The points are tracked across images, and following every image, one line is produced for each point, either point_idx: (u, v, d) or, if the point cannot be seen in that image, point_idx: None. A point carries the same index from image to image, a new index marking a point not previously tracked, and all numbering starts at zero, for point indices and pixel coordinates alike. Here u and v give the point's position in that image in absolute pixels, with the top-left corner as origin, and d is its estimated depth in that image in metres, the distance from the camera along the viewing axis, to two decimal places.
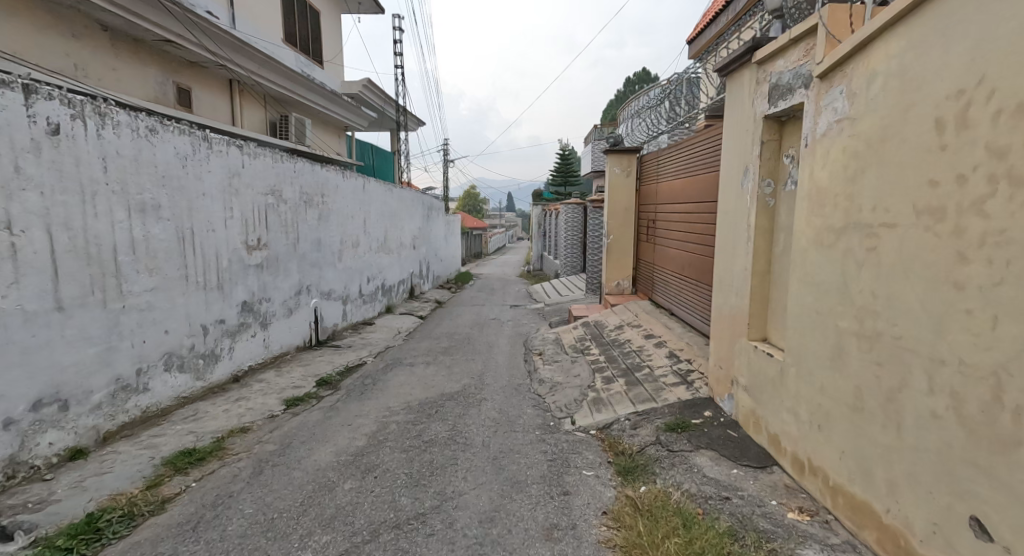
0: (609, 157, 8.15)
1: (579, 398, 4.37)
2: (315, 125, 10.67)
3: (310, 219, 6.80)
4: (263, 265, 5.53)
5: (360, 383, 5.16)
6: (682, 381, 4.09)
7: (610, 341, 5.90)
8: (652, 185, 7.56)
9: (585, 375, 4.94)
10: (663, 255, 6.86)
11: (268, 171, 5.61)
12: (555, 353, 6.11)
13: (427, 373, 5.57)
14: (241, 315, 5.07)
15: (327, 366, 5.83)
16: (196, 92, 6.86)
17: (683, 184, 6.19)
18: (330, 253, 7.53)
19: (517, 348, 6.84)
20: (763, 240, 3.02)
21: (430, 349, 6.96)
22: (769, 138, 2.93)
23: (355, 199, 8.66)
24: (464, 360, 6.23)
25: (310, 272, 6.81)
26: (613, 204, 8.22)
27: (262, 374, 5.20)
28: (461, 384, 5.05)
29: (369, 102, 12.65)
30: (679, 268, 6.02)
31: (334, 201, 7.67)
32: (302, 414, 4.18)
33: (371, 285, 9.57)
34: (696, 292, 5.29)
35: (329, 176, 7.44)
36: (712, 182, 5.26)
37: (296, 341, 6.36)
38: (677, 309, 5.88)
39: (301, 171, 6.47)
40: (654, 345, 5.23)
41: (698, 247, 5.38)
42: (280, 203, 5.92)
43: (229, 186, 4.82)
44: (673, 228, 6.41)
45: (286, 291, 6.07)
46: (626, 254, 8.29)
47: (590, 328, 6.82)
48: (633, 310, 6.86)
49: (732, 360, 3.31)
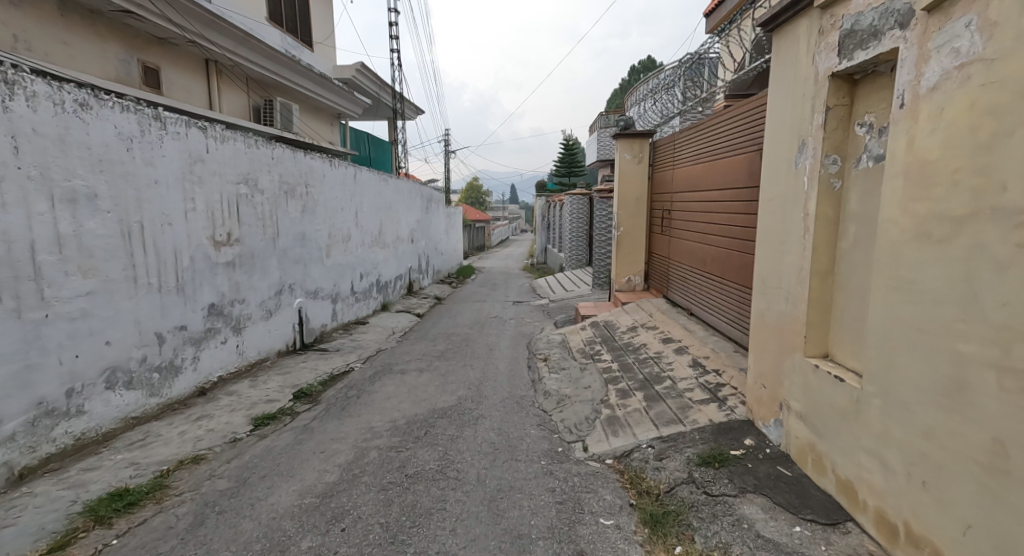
0: (619, 142, 7.49)
1: (591, 416, 3.79)
2: (304, 112, 10.06)
3: (292, 211, 6.21)
4: (236, 263, 4.96)
5: (342, 396, 4.60)
6: (713, 399, 3.50)
7: (623, 346, 5.30)
8: (667, 171, 6.91)
9: (596, 387, 4.35)
10: (679, 248, 6.24)
11: (239, 158, 5.02)
12: (561, 358, 5.52)
13: (419, 382, 5.00)
14: (208, 321, 4.51)
15: (309, 374, 5.27)
16: (167, 73, 6.27)
17: (702, 170, 5.57)
18: (316, 248, 6.95)
19: (520, 351, 6.24)
20: (824, 232, 2.41)
21: (425, 352, 6.39)
22: (837, 103, 2.30)
23: (344, 190, 8.04)
24: (461, 366, 5.64)
25: (292, 270, 6.23)
26: (623, 192, 7.58)
27: (233, 386, 4.64)
28: (456, 396, 4.48)
29: (362, 87, 12.00)
30: (699, 263, 5.42)
31: (320, 192, 7.06)
32: (270, 436, 3.61)
33: (363, 282, 8.98)
34: (721, 291, 4.70)
35: (313, 164, 6.83)
36: (737, 166, 4.63)
37: (277, 346, 5.80)
38: (698, 309, 5.29)
39: (280, 158, 5.88)
40: (674, 352, 4.63)
41: (722, 240, 4.77)
42: (256, 194, 5.33)
43: (189, 174, 4.24)
44: (692, 219, 5.79)
45: (264, 291, 5.50)
46: (638, 248, 7.66)
47: (600, 330, 6.22)
48: (648, 309, 6.26)
49: (781, 379, 2.71)
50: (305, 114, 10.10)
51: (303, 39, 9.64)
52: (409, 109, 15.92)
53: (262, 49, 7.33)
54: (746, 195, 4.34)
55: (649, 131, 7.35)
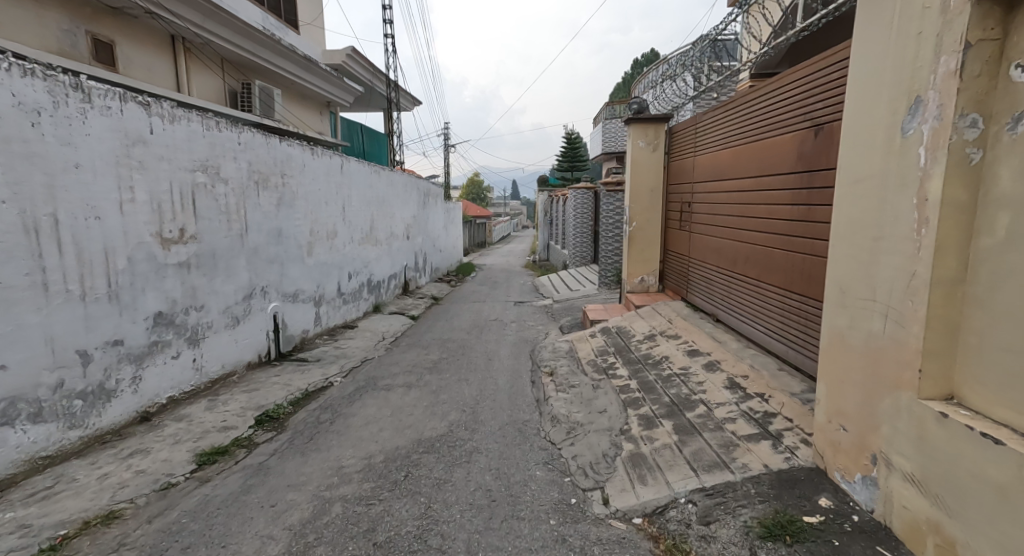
0: (631, 128, 6.75)
1: (610, 453, 3.09)
2: (289, 98, 9.35)
3: (265, 204, 5.51)
4: (193, 264, 4.27)
5: (314, 421, 3.92)
6: (764, 435, 2.80)
7: (641, 360, 4.59)
8: (686, 159, 6.18)
9: (613, 413, 3.66)
10: (701, 244, 5.54)
11: (196, 142, 4.33)
12: (570, 372, 4.83)
13: (406, 402, 4.32)
14: (155, 333, 3.82)
15: (280, 392, 4.60)
16: (123, 49, 5.59)
17: (729, 155, 4.86)
18: (295, 246, 6.25)
19: (523, 362, 5.55)
20: (955, 224, 1.71)
21: (416, 363, 5.70)
22: (982, 37, 1.60)
23: (327, 182, 7.33)
24: (455, 380, 4.96)
25: (265, 271, 5.54)
26: (636, 184, 6.85)
27: (186, 408, 3.97)
28: (447, 422, 3.80)
29: (352, 74, 11.30)
30: (727, 263, 4.74)
31: (299, 183, 6.36)
32: (215, 478, 2.94)
33: (351, 283, 8.29)
34: (761, 298, 4.02)
35: (290, 152, 6.14)
36: (773, 148, 3.92)
37: (246, 357, 5.14)
38: (729, 316, 4.62)
39: (249, 144, 5.18)
40: (705, 369, 3.93)
41: (760, 236, 4.07)
42: (217, 185, 4.64)
43: (127, 158, 3.55)
44: (716, 213, 5.11)
45: (228, 296, 4.82)
46: (652, 245, 6.95)
47: (613, 338, 5.53)
48: (667, 316, 5.56)
49: (874, 423, 2.01)
50: (290, 101, 9.38)
51: (287, 19, 8.93)
52: (405, 99, 15.17)
53: (238, 26, 6.62)
54: (792, 182, 3.61)
55: (665, 115, 6.62)
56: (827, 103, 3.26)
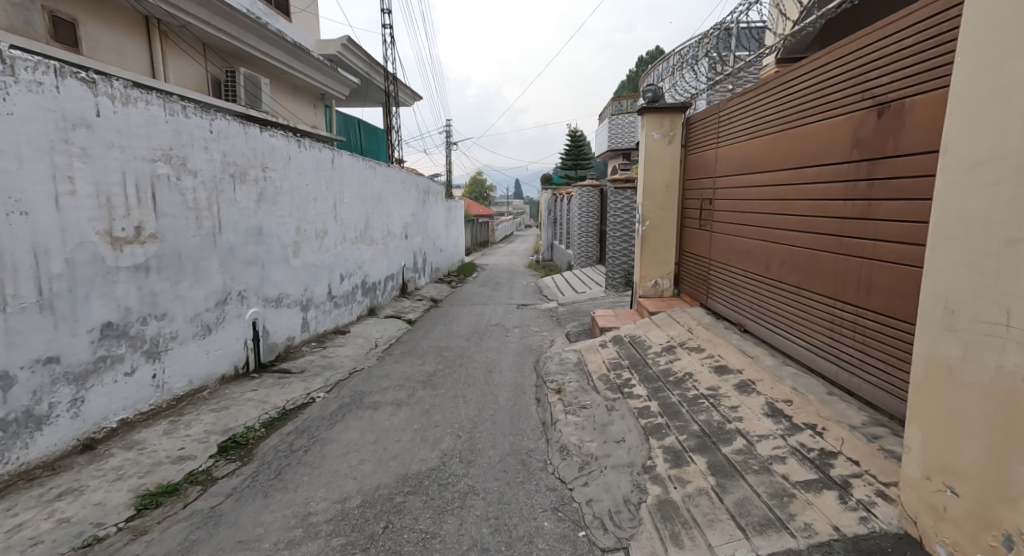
0: (645, 119, 6.22)
1: (632, 498, 2.57)
2: (280, 89, 8.86)
3: (242, 199, 5.00)
4: (152, 267, 3.76)
5: (287, 449, 3.41)
6: (825, 483, 2.26)
7: (661, 378, 4.06)
8: (706, 152, 5.66)
9: (633, 444, 3.14)
10: (725, 245, 5.02)
11: (156, 128, 3.82)
12: (579, 388, 4.30)
13: (395, 424, 3.81)
14: (102, 347, 3.31)
15: (253, 411, 4.09)
16: (89, 29, 5.11)
17: (760, 145, 4.32)
18: (278, 247, 5.74)
19: (527, 375, 5.02)
20: None
21: (408, 376, 5.17)
22: None
23: (316, 177, 6.82)
24: (452, 397, 4.44)
25: (242, 274, 5.02)
26: (651, 179, 6.32)
27: (141, 432, 3.46)
28: (440, 451, 3.28)
29: (348, 64, 10.80)
30: (758, 267, 4.22)
31: (283, 178, 5.86)
32: (155, 529, 2.44)
33: (343, 285, 7.79)
34: (802, 308, 3.50)
35: (273, 143, 5.64)
36: (818, 134, 3.39)
37: (220, 370, 4.63)
38: (762, 327, 4.10)
39: (223, 133, 4.67)
40: (738, 392, 3.40)
41: (801, 237, 3.55)
42: (184, 177, 4.13)
43: (64, 144, 3.04)
44: (742, 210, 4.62)
45: (198, 302, 4.31)
46: (667, 246, 6.43)
47: (627, 350, 5.00)
48: (686, 326, 5.03)
49: (1009, 493, 1.49)
50: (280, 92, 8.88)
51: (278, 5, 8.44)
52: (404, 93, 14.66)
53: (220, 10, 6.14)
54: (844, 172, 3.07)
55: (682, 104, 6.09)
56: (894, 76, 2.71)
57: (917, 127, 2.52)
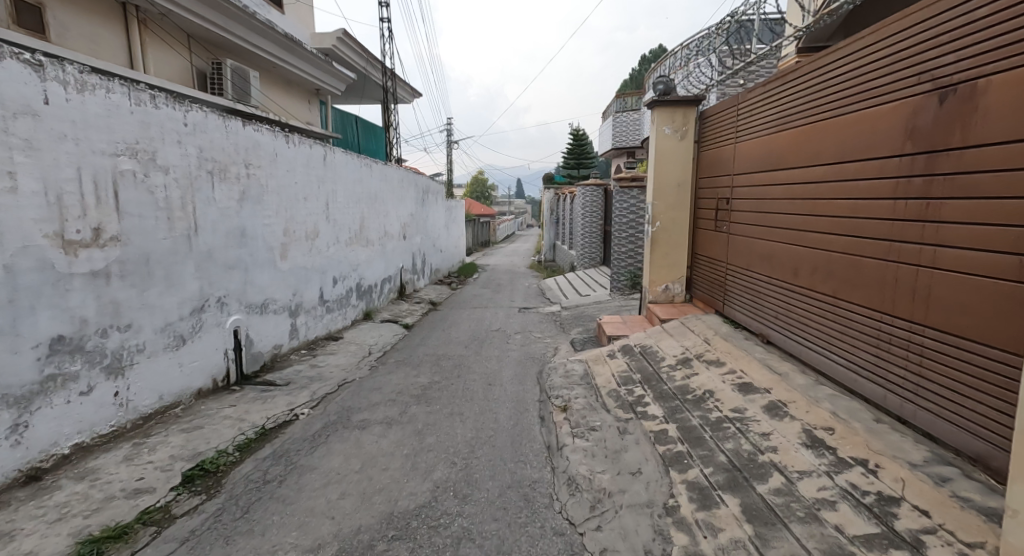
0: (656, 113, 5.83)
1: (654, 551, 2.20)
2: (272, 84, 8.49)
3: (222, 198, 4.63)
4: (114, 273, 3.39)
5: (261, 478, 3.05)
6: (891, 540, 1.89)
7: (678, 396, 3.68)
8: (722, 148, 5.28)
9: (650, 476, 2.77)
10: (744, 249, 4.63)
11: (119, 119, 3.44)
12: (587, 407, 3.92)
13: (384, 448, 3.44)
14: (50, 364, 2.95)
15: (229, 431, 3.73)
16: (58, 15, 4.75)
17: (785, 139, 3.94)
18: (263, 249, 5.38)
19: (529, 389, 4.64)
20: None
21: (401, 389, 4.79)
22: None
23: (306, 175, 6.44)
24: (447, 414, 4.07)
25: (222, 279, 4.66)
26: (661, 177, 5.93)
27: (98, 458, 3.10)
28: (431, 483, 2.91)
29: (344, 59, 10.44)
30: (784, 273, 3.84)
31: (269, 176, 5.49)
32: None
33: (336, 289, 7.42)
34: (840, 321, 3.12)
35: (258, 138, 5.27)
36: (859, 125, 2.99)
37: (196, 384, 4.27)
38: (790, 340, 3.72)
39: (200, 125, 4.30)
40: (768, 416, 3.01)
41: (837, 241, 3.17)
42: (153, 174, 3.76)
43: (2, 135, 2.68)
44: (764, 211, 4.23)
45: (170, 311, 3.94)
46: (678, 249, 6.06)
47: (637, 362, 4.63)
48: (702, 336, 4.65)
49: None
50: (272, 87, 8.51)
51: None
52: (403, 90, 14.28)
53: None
54: (893, 167, 2.69)
55: (695, 97, 5.70)
56: (959, 54, 2.32)
57: (993, 112, 2.13)
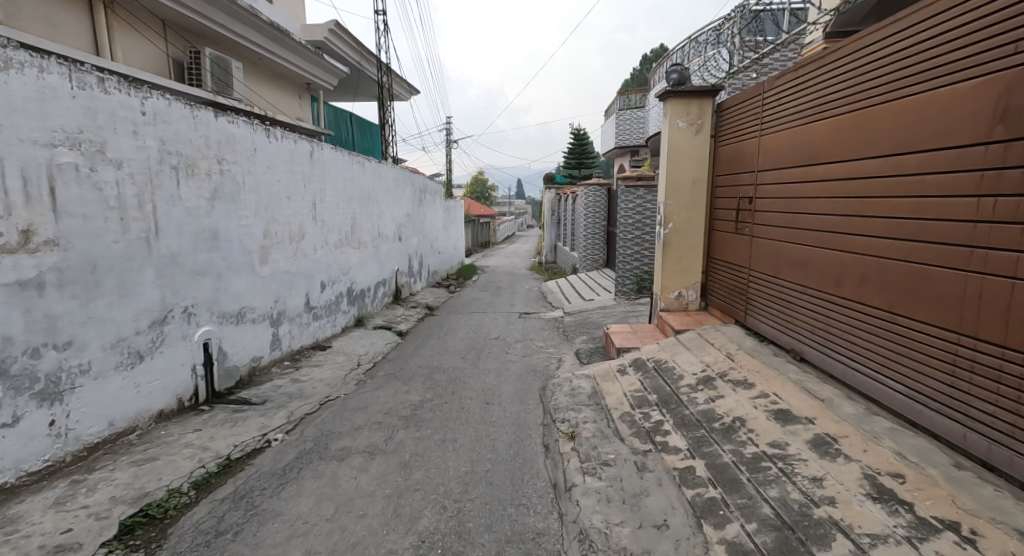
0: (669, 104, 5.36)
1: None
2: (258, 76, 8.02)
3: (189, 197, 4.16)
4: (48, 282, 2.93)
5: (214, 528, 2.58)
6: None
7: (703, 425, 3.20)
8: (743, 142, 4.80)
9: (678, 532, 2.30)
10: (770, 254, 4.16)
11: (55, 105, 2.98)
12: (599, 435, 3.45)
13: (363, 486, 2.97)
14: None
15: (188, 462, 3.26)
16: None
17: (820, 131, 3.48)
18: (239, 252, 4.90)
19: (531, 410, 4.17)
20: None
21: (390, 409, 4.31)
22: None
23: (289, 172, 5.97)
24: (438, 441, 3.60)
25: (190, 287, 4.18)
26: (674, 175, 5.46)
27: (23, 502, 2.64)
28: (414, 537, 2.45)
29: (336, 52, 9.97)
30: (822, 283, 3.36)
31: (246, 173, 5.01)
32: None
33: (325, 294, 6.95)
34: (901, 342, 2.65)
35: (233, 131, 4.80)
36: (925, 109, 2.53)
37: (158, 406, 3.80)
38: (830, 360, 3.25)
39: (162, 114, 3.83)
40: (816, 454, 2.53)
41: (895, 246, 2.70)
42: (101, 168, 3.29)
43: None
44: (795, 212, 3.76)
45: (123, 324, 3.46)
46: (692, 252, 5.59)
47: (652, 380, 4.15)
48: (724, 350, 4.18)
49: None
50: (258, 81, 8.05)
51: None
52: (399, 87, 13.80)
53: None
54: (979, 158, 2.23)
55: (712, 88, 5.23)
56: None
57: None
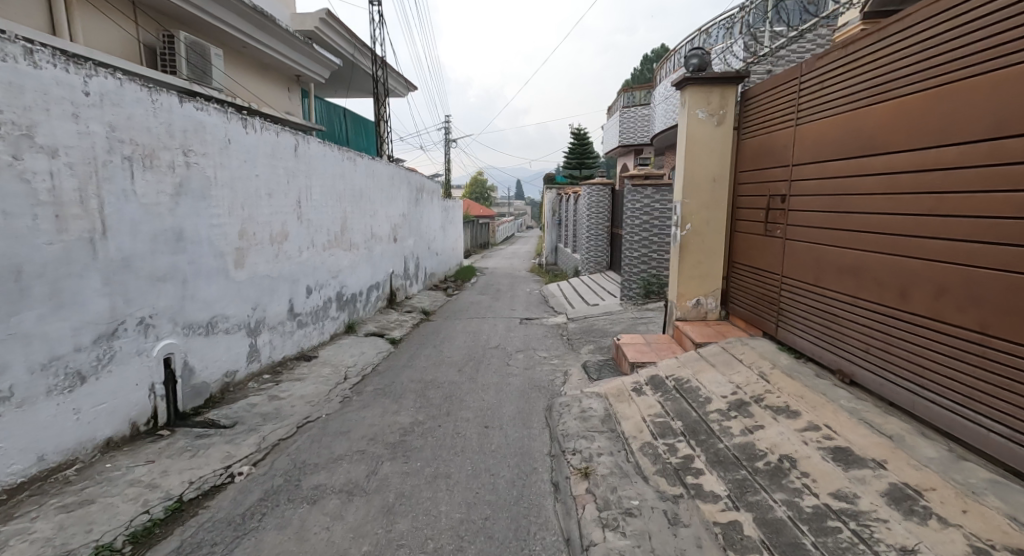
0: (688, 93, 4.85)
1: None
2: (242, 66, 7.50)
3: (147, 192, 3.65)
4: None
5: None
6: None
7: (745, 464, 2.68)
8: (771, 134, 4.31)
9: None
10: (808, 259, 3.67)
11: None
12: (618, 472, 2.94)
13: (336, 541, 2.46)
14: None
15: (130, 505, 2.74)
16: None
17: (874, 116, 3.01)
18: (209, 255, 4.39)
19: (536, 437, 3.65)
20: None
21: (375, 434, 3.80)
22: None
23: (270, 167, 5.45)
24: (428, 477, 3.09)
25: (147, 294, 3.66)
26: (693, 170, 4.95)
27: None
28: None
29: (328, 43, 9.47)
30: (880, 294, 2.88)
31: (218, 166, 4.50)
32: None
33: (311, 300, 6.43)
34: (998, 371, 2.17)
35: (203, 119, 4.28)
36: None
37: (106, 432, 3.28)
38: (892, 386, 2.76)
39: (113, 95, 3.32)
40: (899, 514, 2.02)
41: (992, 253, 2.22)
42: (28, 156, 2.78)
43: None
44: (840, 211, 3.27)
45: (59, 340, 2.95)
46: (713, 256, 5.09)
47: (674, 402, 3.64)
48: (756, 369, 3.67)
49: None
50: (242, 71, 7.54)
51: None
52: (395, 82, 13.28)
53: None
54: None
55: (736, 74, 4.73)
56: None
57: None
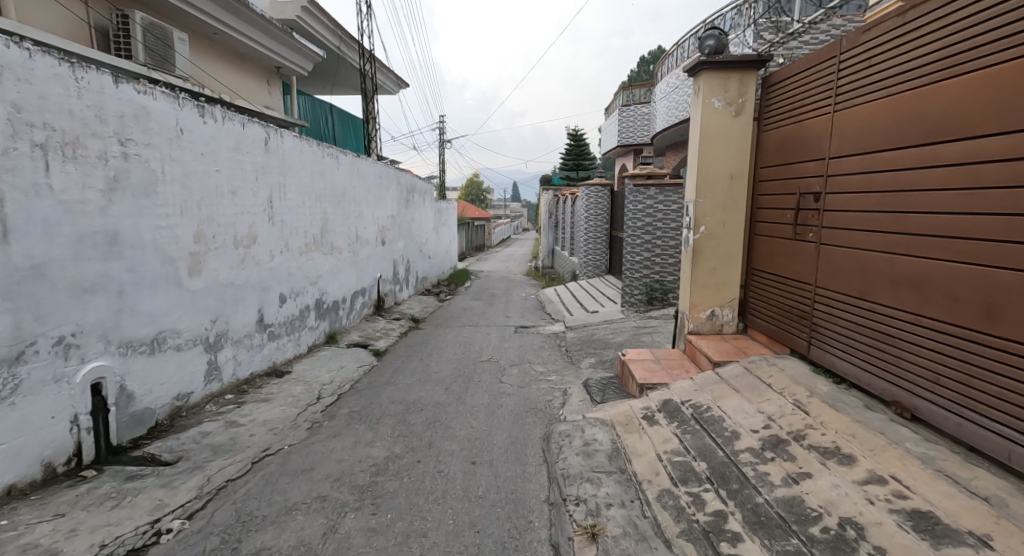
0: (702, 79, 4.31)
1: None
2: (212, 54, 6.92)
3: (69, 186, 3.07)
4: None
5: None
6: None
7: (796, 531, 2.13)
8: (799, 122, 3.78)
9: None
10: (850, 267, 3.12)
11: None
12: (633, 534, 2.38)
13: None
14: None
15: None
16: None
17: (940, 94, 2.47)
18: (154, 261, 3.80)
19: (533, 479, 3.08)
20: None
21: (342, 473, 3.22)
22: None
23: (234, 162, 4.87)
24: (398, 536, 2.51)
25: (69, 309, 3.08)
26: (708, 166, 4.40)
27: None
28: None
29: (311, 33, 8.92)
30: (954, 311, 2.34)
31: (167, 159, 3.92)
32: None
33: (285, 308, 5.84)
34: None
35: (147, 103, 3.69)
36: None
37: (7, 478, 2.69)
38: (976, 427, 2.22)
39: (18, 68, 2.74)
40: None
41: None
42: None
43: None
44: (895, 209, 2.73)
45: None
46: (730, 262, 4.54)
47: (694, 437, 3.08)
48: (791, 396, 3.11)
49: None
50: (212, 60, 6.96)
51: None
52: (384, 78, 12.72)
53: None
54: None
55: (757, 57, 4.19)
56: None
57: None
